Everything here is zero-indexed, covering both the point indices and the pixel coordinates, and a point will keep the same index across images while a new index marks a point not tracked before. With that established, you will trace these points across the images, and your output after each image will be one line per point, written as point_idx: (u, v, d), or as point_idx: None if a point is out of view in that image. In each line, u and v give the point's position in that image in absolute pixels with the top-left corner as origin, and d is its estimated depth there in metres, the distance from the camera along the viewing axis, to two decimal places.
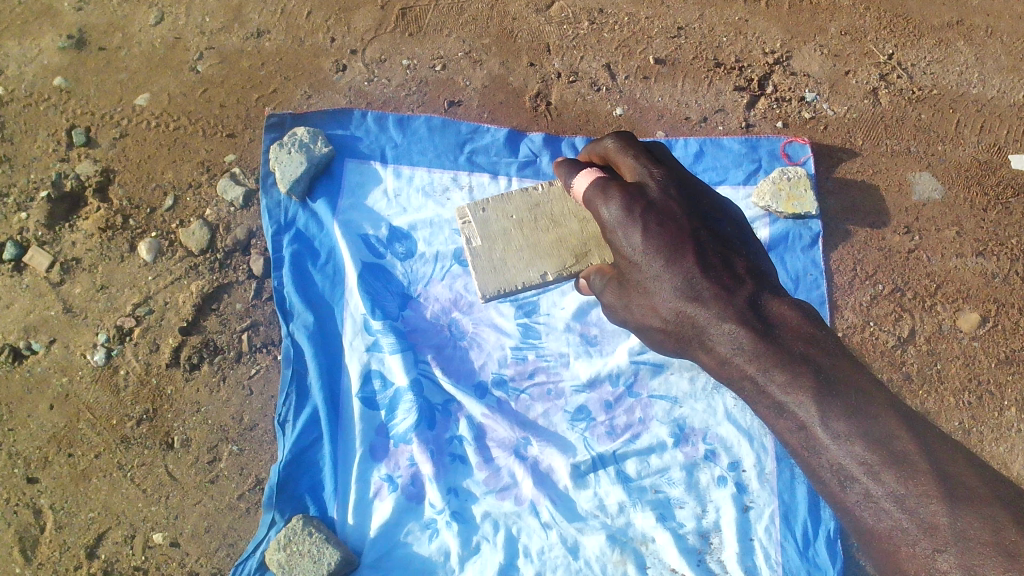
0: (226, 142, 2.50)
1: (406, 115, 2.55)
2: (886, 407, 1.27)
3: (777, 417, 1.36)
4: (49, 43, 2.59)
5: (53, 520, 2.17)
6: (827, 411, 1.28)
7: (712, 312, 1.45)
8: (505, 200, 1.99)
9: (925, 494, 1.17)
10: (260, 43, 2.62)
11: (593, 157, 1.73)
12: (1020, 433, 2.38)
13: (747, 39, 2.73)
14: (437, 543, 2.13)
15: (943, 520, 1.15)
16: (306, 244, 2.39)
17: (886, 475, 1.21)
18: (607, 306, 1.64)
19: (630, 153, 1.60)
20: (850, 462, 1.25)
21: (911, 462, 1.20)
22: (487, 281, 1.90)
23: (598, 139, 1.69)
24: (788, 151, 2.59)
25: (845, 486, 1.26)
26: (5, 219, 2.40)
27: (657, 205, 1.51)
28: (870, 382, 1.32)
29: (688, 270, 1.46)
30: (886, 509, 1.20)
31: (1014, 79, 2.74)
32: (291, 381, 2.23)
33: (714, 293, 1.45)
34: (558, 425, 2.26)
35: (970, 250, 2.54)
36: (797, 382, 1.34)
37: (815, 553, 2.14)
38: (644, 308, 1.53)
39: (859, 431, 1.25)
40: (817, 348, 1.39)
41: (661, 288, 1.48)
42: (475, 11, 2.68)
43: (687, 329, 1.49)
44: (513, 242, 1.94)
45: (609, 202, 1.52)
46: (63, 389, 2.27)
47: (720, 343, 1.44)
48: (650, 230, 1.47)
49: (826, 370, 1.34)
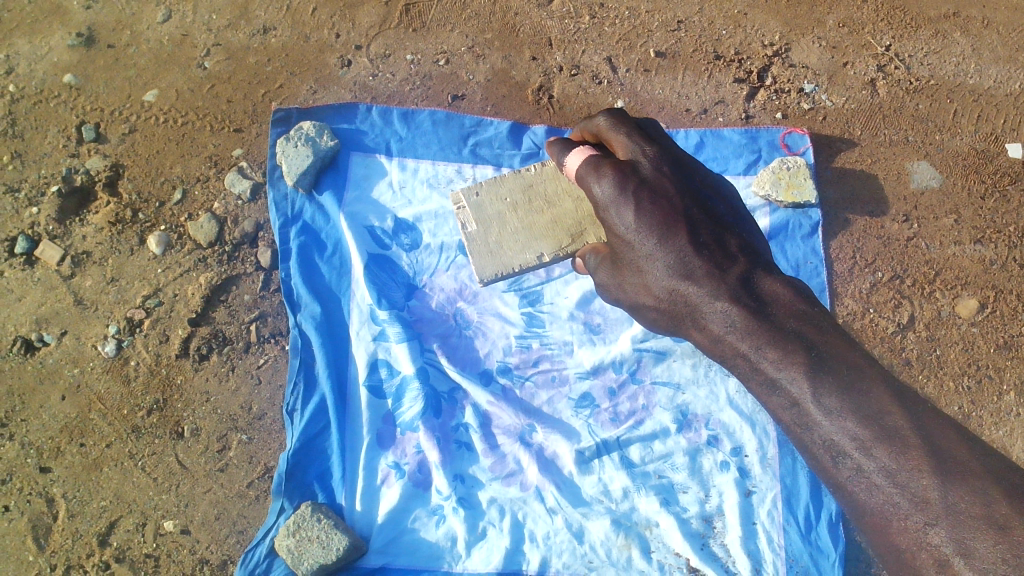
0: (233, 137, 2.54)
1: (410, 109, 2.58)
2: (877, 382, 1.30)
3: (771, 394, 1.39)
4: (59, 42, 2.63)
5: (66, 509, 2.20)
6: (820, 388, 1.31)
7: (705, 290, 1.48)
8: (498, 183, 2.03)
9: (917, 468, 1.20)
10: (266, 39, 2.65)
11: (586, 135, 1.75)
12: (1018, 417, 2.41)
13: (746, 32, 2.75)
14: (444, 529, 2.17)
15: (934, 494, 1.18)
16: (313, 236, 2.42)
17: (878, 450, 1.23)
18: (602, 285, 1.68)
19: (622, 131, 1.63)
20: (842, 439, 1.27)
21: (902, 438, 1.23)
22: (484, 264, 1.93)
23: (591, 116, 1.71)
24: (788, 141, 2.62)
25: (837, 462, 1.29)
26: (16, 214, 2.44)
27: (650, 182, 1.53)
28: (862, 359, 1.35)
29: (682, 248, 1.49)
30: (877, 484, 1.23)
31: (1010, 68, 2.76)
32: (299, 371, 2.27)
33: (707, 271, 1.48)
34: (562, 411, 2.29)
35: (968, 238, 2.57)
36: (789, 359, 1.36)
37: (817, 537, 2.17)
38: (638, 286, 1.56)
39: (850, 408, 1.28)
40: (810, 326, 1.41)
41: (654, 266, 1.51)
42: (478, 6, 2.71)
43: (681, 307, 1.51)
44: (508, 225, 1.97)
45: (601, 179, 1.55)
46: (75, 380, 2.30)
47: (713, 323, 1.47)
48: (643, 207, 1.50)
49: (818, 347, 1.37)
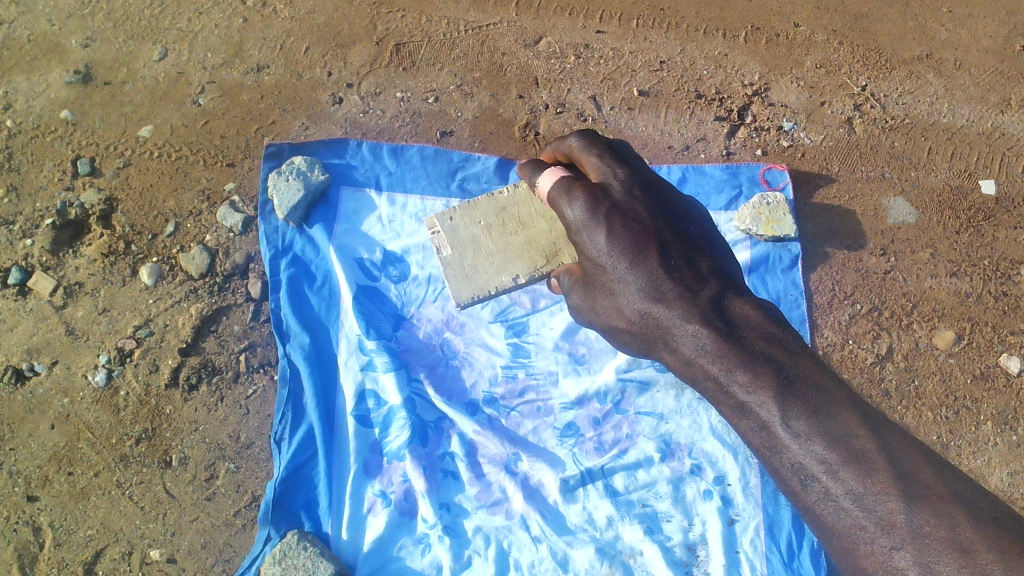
0: (226, 171, 2.60)
1: (399, 145, 2.67)
2: (845, 405, 1.33)
3: (741, 417, 1.42)
4: (57, 78, 2.70)
5: (52, 537, 2.20)
6: (789, 411, 1.34)
7: (676, 313, 1.53)
8: (472, 206, 2.10)
9: (883, 492, 1.21)
10: (260, 77, 2.74)
11: (559, 156, 1.85)
12: (996, 447, 2.47)
13: (726, 72, 2.87)
14: (430, 558, 2.19)
15: (899, 518, 1.19)
16: (303, 268, 2.48)
17: (845, 473, 1.25)
18: (575, 307, 1.74)
19: (593, 154, 1.71)
20: (810, 461, 1.29)
21: (869, 461, 1.24)
22: (461, 289, 2.00)
23: (563, 138, 1.80)
24: (768, 177, 2.72)
25: (805, 485, 1.31)
26: (10, 245, 2.48)
27: (621, 206, 1.61)
28: (830, 382, 1.38)
29: (652, 271, 1.56)
30: (844, 507, 1.25)
31: (982, 108, 2.89)
32: (288, 401, 2.30)
33: (678, 294, 1.54)
34: (547, 441, 2.33)
35: (944, 271, 2.65)
36: (758, 382, 1.40)
37: (800, 565, 2.21)
38: (611, 309, 1.62)
39: (819, 431, 1.30)
40: (779, 347, 1.46)
41: (627, 289, 1.57)
42: (466, 46, 2.82)
43: (653, 329, 1.57)
44: (482, 248, 2.05)
45: (573, 202, 1.64)
46: (65, 410, 2.31)
47: (684, 345, 1.52)
48: (614, 231, 1.58)
49: (787, 369, 1.41)
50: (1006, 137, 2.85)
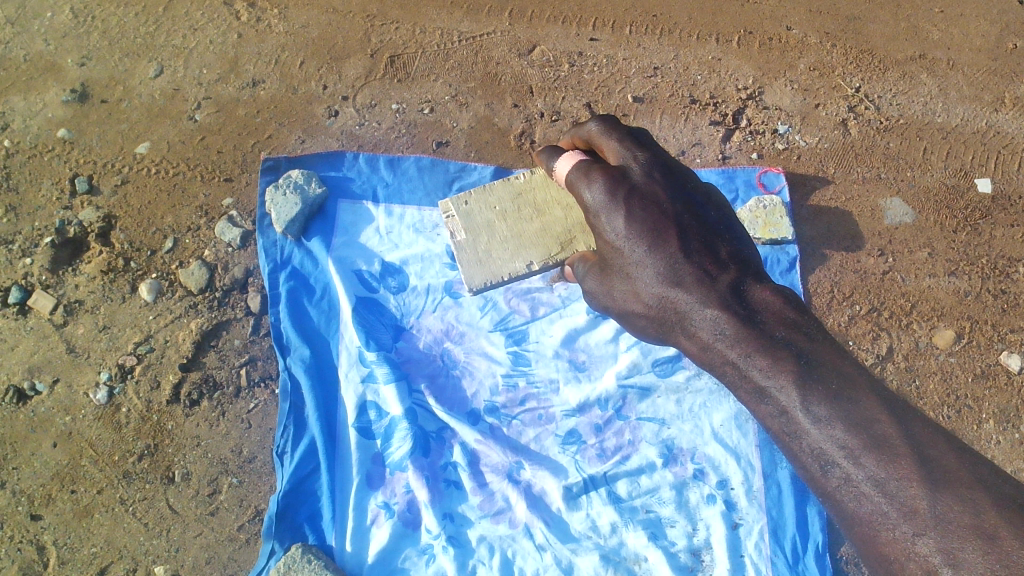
0: (223, 185, 2.61)
1: (396, 156, 2.68)
2: (866, 391, 1.33)
3: (759, 402, 1.43)
4: (53, 98, 2.71)
5: (56, 556, 2.19)
6: (808, 396, 1.34)
7: (694, 297, 1.53)
8: (488, 191, 2.12)
9: (905, 477, 1.21)
10: (255, 92, 2.75)
11: (577, 142, 1.86)
12: (998, 445, 2.47)
13: (719, 77, 2.89)
14: (434, 568, 2.18)
15: (922, 504, 1.19)
16: (303, 281, 2.48)
17: (866, 459, 1.25)
18: (590, 292, 1.74)
19: (613, 137, 1.72)
20: (831, 447, 1.29)
21: (891, 446, 1.24)
22: (473, 274, 2.02)
23: (582, 123, 1.81)
24: (764, 180, 2.74)
25: (826, 471, 1.31)
26: (10, 265, 2.49)
27: (640, 189, 1.61)
28: (851, 368, 1.38)
29: (672, 255, 1.55)
30: (865, 493, 1.24)
31: (976, 107, 2.90)
32: (289, 414, 2.30)
33: (696, 278, 1.53)
34: (549, 449, 2.33)
35: (942, 270, 2.66)
36: (778, 367, 1.40)
37: (805, 568, 2.20)
38: (628, 293, 1.61)
39: (839, 415, 1.30)
40: (799, 333, 1.45)
41: (644, 273, 1.57)
42: (460, 56, 2.84)
43: (670, 315, 1.56)
44: (496, 233, 2.06)
45: (591, 184, 1.65)
46: (66, 428, 2.31)
47: (702, 330, 1.52)
48: (633, 214, 1.57)
49: (808, 354, 1.41)
50: (1000, 135, 2.87)
